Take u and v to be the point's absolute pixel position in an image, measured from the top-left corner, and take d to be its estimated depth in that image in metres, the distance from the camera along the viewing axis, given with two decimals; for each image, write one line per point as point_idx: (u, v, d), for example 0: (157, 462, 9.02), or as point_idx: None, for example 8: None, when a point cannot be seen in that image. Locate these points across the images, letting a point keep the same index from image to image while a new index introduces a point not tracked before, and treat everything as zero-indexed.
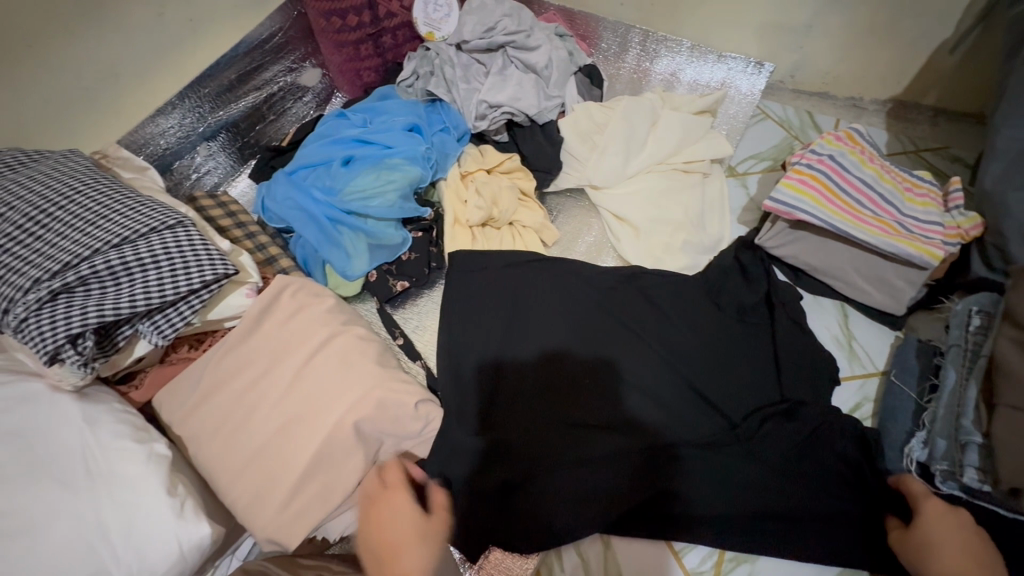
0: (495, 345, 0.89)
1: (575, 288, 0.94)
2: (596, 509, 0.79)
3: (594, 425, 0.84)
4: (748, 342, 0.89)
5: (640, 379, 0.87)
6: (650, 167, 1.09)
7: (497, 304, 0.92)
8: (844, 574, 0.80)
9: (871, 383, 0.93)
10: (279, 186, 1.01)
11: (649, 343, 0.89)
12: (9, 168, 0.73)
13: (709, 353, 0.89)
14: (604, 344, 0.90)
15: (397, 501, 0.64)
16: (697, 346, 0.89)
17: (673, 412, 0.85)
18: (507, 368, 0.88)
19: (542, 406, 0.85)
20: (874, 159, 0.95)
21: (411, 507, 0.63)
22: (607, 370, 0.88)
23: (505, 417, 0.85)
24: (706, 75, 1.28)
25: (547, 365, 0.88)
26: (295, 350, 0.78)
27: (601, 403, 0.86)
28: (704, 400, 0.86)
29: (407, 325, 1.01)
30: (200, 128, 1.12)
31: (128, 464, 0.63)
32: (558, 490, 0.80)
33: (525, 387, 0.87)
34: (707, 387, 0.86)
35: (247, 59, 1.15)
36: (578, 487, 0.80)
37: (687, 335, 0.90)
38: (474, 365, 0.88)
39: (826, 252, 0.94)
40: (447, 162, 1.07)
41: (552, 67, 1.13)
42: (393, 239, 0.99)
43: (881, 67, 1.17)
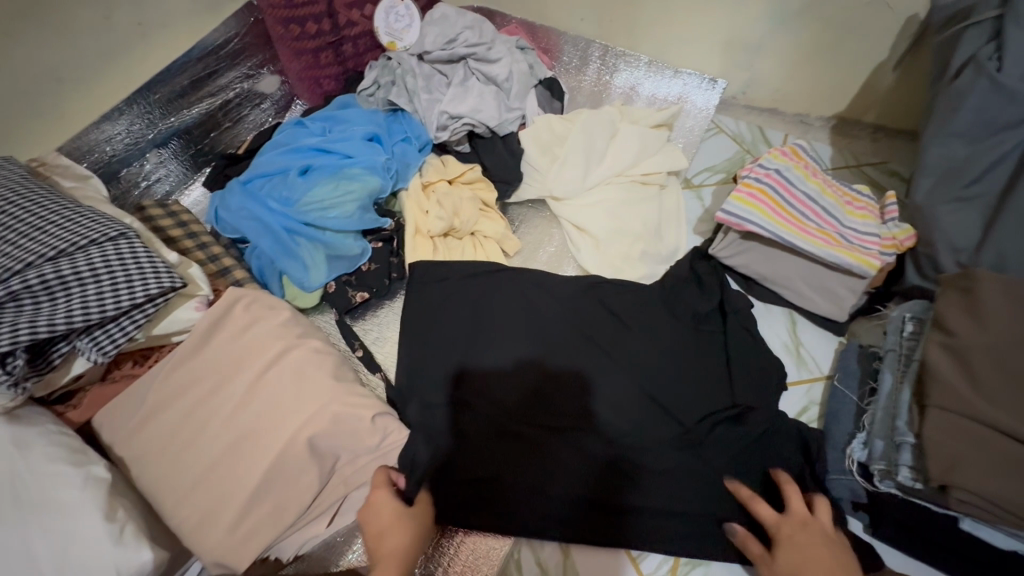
0: (458, 356, 0.89)
1: (533, 299, 0.94)
2: (547, 514, 0.81)
3: (553, 436, 0.85)
4: (704, 349, 0.92)
5: (600, 391, 0.88)
6: (609, 178, 1.11)
7: (456, 315, 0.92)
8: None
9: (817, 387, 0.97)
10: (233, 196, 0.99)
11: (608, 353, 0.91)
12: None
13: (665, 361, 0.91)
14: (564, 355, 0.90)
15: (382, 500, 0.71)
16: (654, 356, 0.91)
17: (631, 421, 0.86)
18: (471, 378, 0.88)
19: (499, 417, 0.85)
20: (818, 173, 1.00)
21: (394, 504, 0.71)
22: (566, 379, 0.89)
23: (464, 429, 0.84)
24: (664, 89, 1.32)
25: (508, 375, 0.88)
26: (247, 364, 0.77)
27: (561, 414, 0.86)
28: (664, 408, 0.87)
29: (366, 336, 1.00)
30: (150, 134, 1.08)
31: (64, 489, 0.60)
32: (518, 492, 0.82)
33: (485, 398, 0.87)
34: (666, 396, 0.88)
35: (201, 65, 1.12)
36: (535, 495, 0.82)
37: (647, 345, 0.92)
38: (434, 375, 0.88)
39: (775, 261, 0.98)
40: (408, 173, 1.07)
41: (512, 79, 1.15)
42: (351, 249, 0.98)
43: (824, 86, 1.23)
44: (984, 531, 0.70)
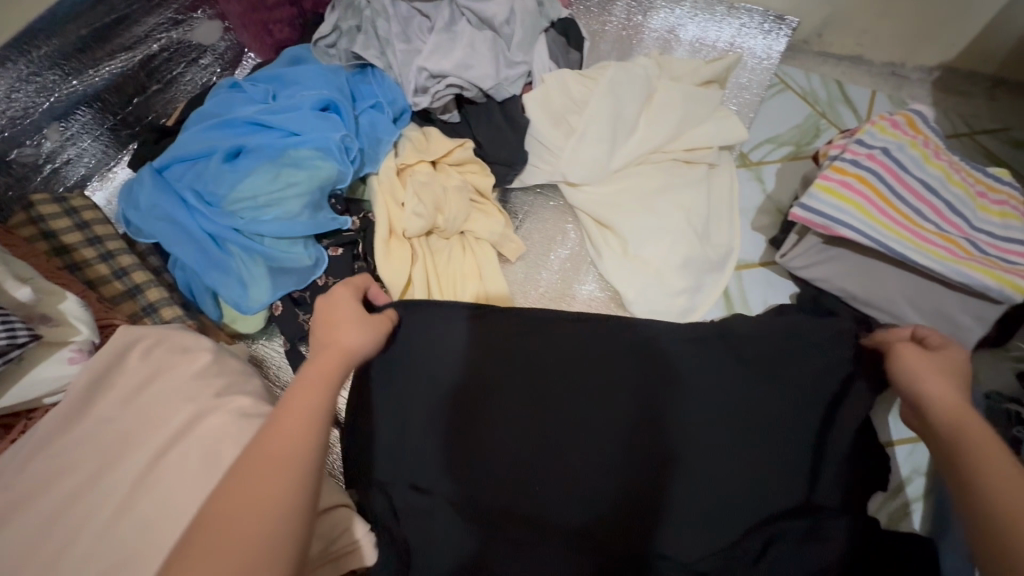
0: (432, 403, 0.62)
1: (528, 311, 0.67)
2: None
3: (530, 501, 0.60)
4: (784, 395, 0.62)
5: (603, 436, 0.62)
6: (641, 157, 0.85)
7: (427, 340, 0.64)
8: None
9: (921, 448, 0.74)
10: (143, 188, 0.75)
11: (625, 383, 0.64)
12: None
13: (717, 401, 0.62)
14: (558, 382, 0.65)
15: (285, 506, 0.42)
16: (697, 393, 0.63)
17: (649, 486, 0.60)
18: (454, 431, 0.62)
19: (459, 477, 0.60)
20: (940, 152, 0.72)
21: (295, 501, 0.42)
22: (557, 418, 0.63)
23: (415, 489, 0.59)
24: (713, 33, 1.01)
25: (481, 418, 0.62)
26: (147, 436, 0.56)
27: (545, 470, 0.61)
28: (701, 466, 0.60)
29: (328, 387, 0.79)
30: (46, 104, 0.84)
31: None
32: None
33: (450, 454, 0.61)
34: (704, 447, 0.61)
35: (104, 8, 0.84)
36: None
37: (685, 376, 0.64)
38: (384, 423, 0.62)
39: (874, 278, 0.71)
40: (377, 152, 0.81)
41: (514, 22, 0.86)
42: (300, 261, 0.74)
43: (934, 24, 0.92)
44: None
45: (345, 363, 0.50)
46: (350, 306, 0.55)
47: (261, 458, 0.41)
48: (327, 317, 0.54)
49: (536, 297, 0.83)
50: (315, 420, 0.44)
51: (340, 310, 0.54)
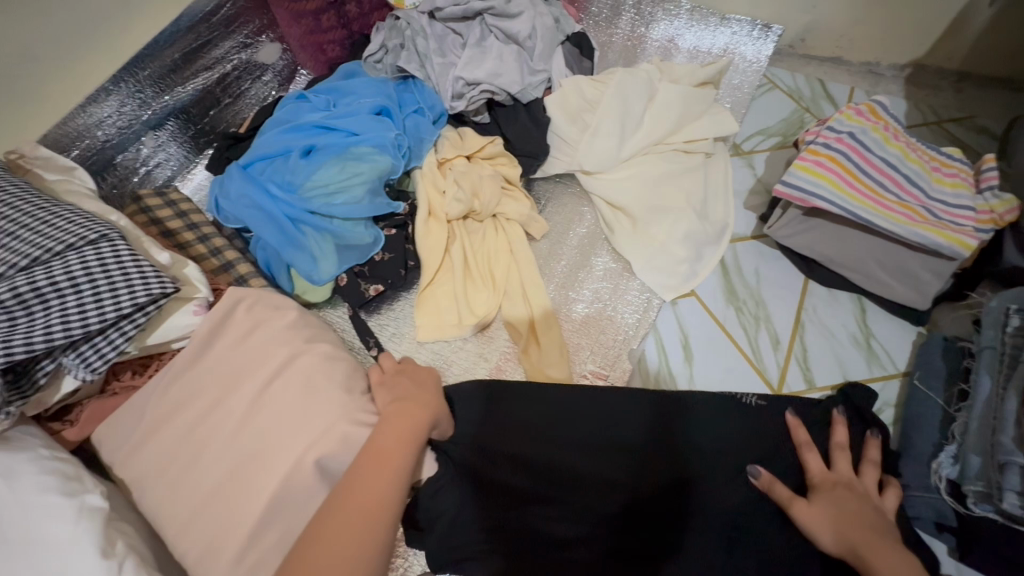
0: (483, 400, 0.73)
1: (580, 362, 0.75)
2: None
3: (554, 501, 0.66)
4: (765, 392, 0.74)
5: (613, 455, 0.69)
6: (647, 148, 0.98)
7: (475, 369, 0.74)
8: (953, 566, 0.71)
9: (892, 386, 0.83)
10: (232, 182, 0.90)
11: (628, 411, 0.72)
12: None
13: (717, 426, 0.71)
14: (570, 407, 0.72)
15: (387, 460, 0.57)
16: (703, 422, 0.71)
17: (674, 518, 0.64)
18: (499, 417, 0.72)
19: (480, 487, 0.67)
20: (899, 135, 0.85)
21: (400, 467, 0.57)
22: (568, 438, 0.70)
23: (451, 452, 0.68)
24: (708, 41, 1.16)
25: (510, 433, 0.71)
26: (254, 371, 0.70)
27: (564, 478, 0.67)
28: (714, 484, 0.67)
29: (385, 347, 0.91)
30: (144, 115, 0.99)
31: (54, 524, 0.54)
32: None
33: (474, 462, 0.68)
34: (719, 467, 0.68)
35: (192, 35, 1.00)
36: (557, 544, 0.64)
37: (696, 411, 0.72)
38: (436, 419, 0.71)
39: (845, 242, 0.84)
40: (422, 149, 0.96)
41: (536, 36, 1.00)
42: (362, 238, 0.89)
43: (902, 27, 1.05)
44: None
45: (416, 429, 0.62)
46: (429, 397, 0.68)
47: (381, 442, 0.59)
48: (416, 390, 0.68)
49: (558, 270, 0.95)
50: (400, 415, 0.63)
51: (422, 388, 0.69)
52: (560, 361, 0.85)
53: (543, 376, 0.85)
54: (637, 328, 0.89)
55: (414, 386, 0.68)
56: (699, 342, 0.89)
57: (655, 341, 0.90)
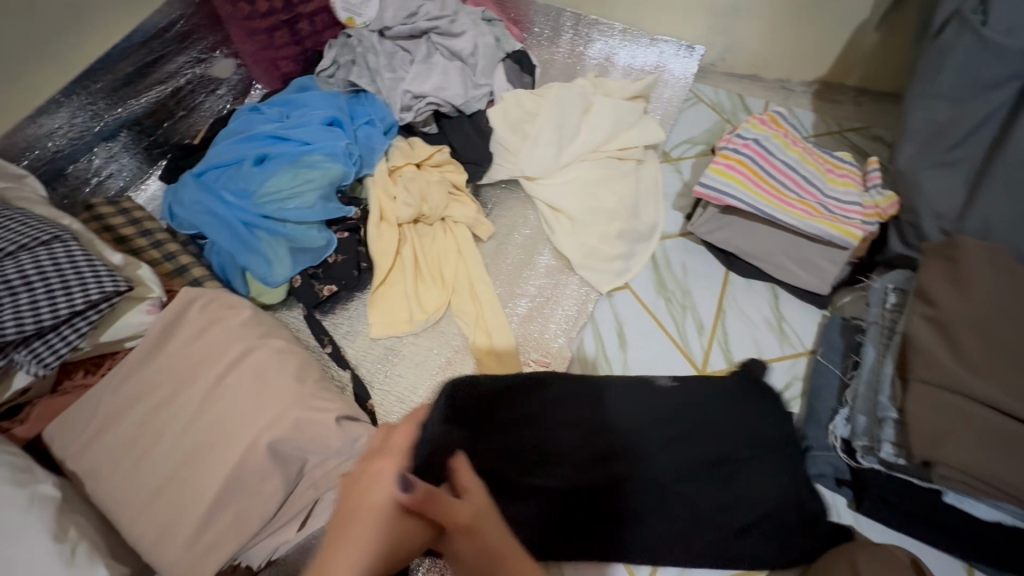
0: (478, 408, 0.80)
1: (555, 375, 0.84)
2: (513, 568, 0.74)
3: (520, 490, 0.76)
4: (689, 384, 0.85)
5: (568, 448, 0.79)
6: (584, 155, 1.07)
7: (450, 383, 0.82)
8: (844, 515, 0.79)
9: (801, 362, 0.93)
10: (186, 189, 0.94)
11: (580, 406, 0.82)
12: None
13: (660, 415, 0.82)
14: (533, 405, 0.81)
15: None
16: (645, 409, 0.82)
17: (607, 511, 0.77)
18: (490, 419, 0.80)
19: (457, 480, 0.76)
20: (797, 141, 0.97)
21: None
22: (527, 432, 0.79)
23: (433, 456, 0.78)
24: (640, 59, 1.27)
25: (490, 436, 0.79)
26: (207, 366, 0.72)
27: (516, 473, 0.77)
28: (650, 466, 0.78)
29: (340, 345, 0.95)
30: (96, 127, 1.01)
31: (6, 511, 0.56)
32: None
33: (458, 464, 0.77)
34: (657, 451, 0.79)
35: (146, 49, 1.05)
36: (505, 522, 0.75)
37: (640, 403, 0.83)
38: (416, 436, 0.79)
39: (755, 236, 0.94)
40: (373, 157, 1.01)
41: (478, 54, 1.09)
42: (315, 241, 0.93)
43: (806, 49, 1.18)
44: (969, 504, 0.68)
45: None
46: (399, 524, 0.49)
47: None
48: (349, 544, 0.47)
49: (504, 268, 1.02)
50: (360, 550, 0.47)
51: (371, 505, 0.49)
52: (507, 352, 0.92)
53: (491, 365, 0.91)
54: (576, 319, 0.97)
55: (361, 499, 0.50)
56: (633, 330, 0.97)
57: (593, 331, 0.97)
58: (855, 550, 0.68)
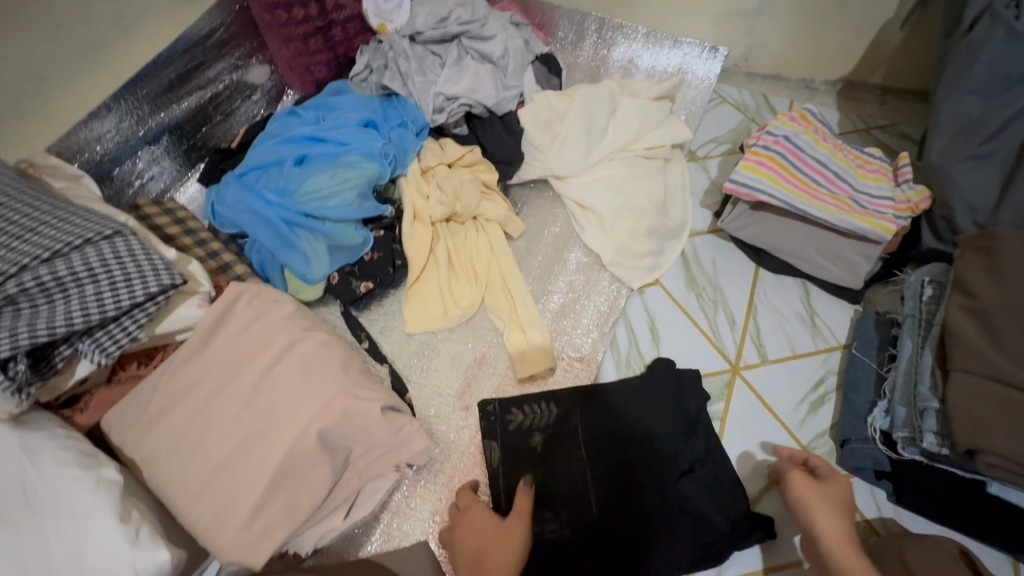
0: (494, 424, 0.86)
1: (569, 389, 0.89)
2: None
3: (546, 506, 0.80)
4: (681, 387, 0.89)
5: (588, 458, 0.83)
6: (612, 155, 1.08)
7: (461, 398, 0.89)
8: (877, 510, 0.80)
9: (834, 357, 0.93)
10: (229, 189, 0.97)
11: (602, 432, 0.85)
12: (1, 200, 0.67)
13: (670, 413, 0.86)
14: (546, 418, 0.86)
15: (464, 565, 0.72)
16: (658, 425, 0.85)
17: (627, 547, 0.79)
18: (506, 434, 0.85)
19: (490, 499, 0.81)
20: (827, 138, 0.97)
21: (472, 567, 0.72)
22: (552, 463, 0.83)
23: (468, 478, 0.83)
24: (663, 61, 1.29)
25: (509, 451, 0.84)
26: (255, 357, 0.74)
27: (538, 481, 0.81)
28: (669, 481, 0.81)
29: (377, 341, 0.97)
30: (140, 131, 1.05)
31: (76, 492, 0.59)
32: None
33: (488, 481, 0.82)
34: (682, 478, 0.82)
35: (187, 57, 1.07)
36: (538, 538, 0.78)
37: (658, 430, 0.84)
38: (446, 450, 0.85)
39: (785, 231, 0.95)
40: (406, 158, 1.04)
41: (508, 56, 1.11)
42: (353, 239, 0.96)
43: (830, 49, 1.19)
44: (1014, 495, 0.67)
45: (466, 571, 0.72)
46: (494, 530, 0.74)
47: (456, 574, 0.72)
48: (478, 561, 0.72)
49: (535, 265, 1.04)
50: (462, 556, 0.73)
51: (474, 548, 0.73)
52: (542, 347, 0.93)
53: (525, 358, 0.92)
54: (608, 314, 0.98)
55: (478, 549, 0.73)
56: (663, 325, 0.98)
57: (625, 327, 0.98)
58: (902, 543, 0.68)
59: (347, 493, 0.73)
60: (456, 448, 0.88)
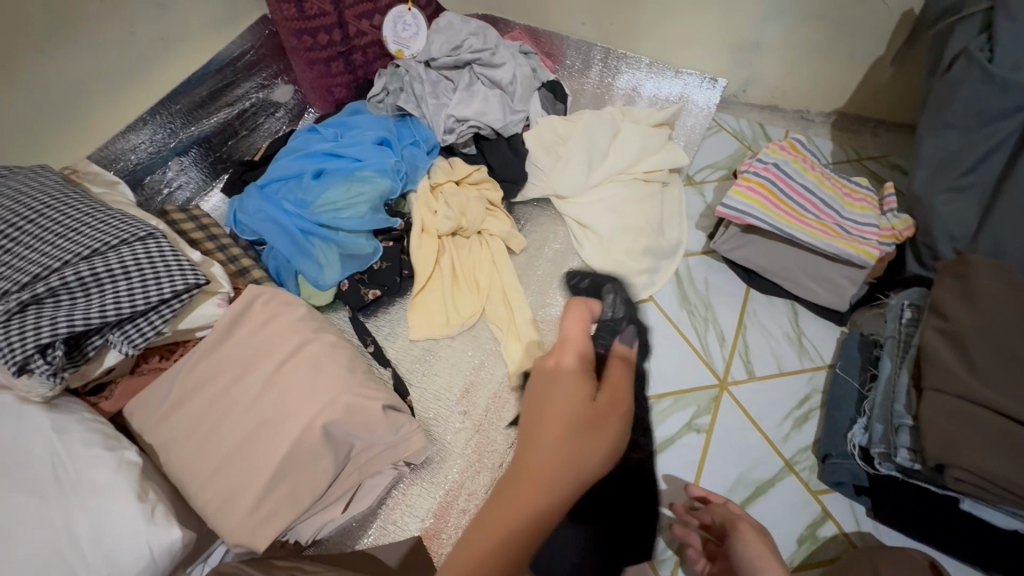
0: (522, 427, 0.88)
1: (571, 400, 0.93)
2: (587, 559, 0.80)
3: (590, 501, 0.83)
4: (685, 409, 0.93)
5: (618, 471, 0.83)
6: (612, 177, 1.14)
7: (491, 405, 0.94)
8: (858, 524, 0.83)
9: (819, 376, 0.96)
10: (250, 199, 1.04)
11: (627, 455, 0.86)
12: (48, 203, 0.74)
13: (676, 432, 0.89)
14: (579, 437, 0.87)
15: (561, 386, 0.59)
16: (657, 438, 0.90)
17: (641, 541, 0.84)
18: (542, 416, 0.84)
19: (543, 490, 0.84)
20: (816, 167, 1.03)
21: (573, 400, 0.57)
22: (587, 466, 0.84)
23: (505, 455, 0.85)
24: (665, 89, 1.36)
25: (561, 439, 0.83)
26: (268, 355, 0.79)
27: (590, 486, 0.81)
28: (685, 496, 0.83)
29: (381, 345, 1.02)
30: (172, 143, 1.12)
31: (99, 470, 0.64)
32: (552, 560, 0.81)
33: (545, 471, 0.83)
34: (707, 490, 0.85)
35: (219, 76, 1.16)
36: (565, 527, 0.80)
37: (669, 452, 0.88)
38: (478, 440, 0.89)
39: (775, 254, 0.99)
40: (417, 175, 1.10)
41: (516, 83, 1.19)
42: (363, 248, 1.02)
43: (824, 83, 1.25)
44: (985, 511, 0.71)
45: (551, 497, 0.51)
46: (572, 412, 0.56)
47: (536, 470, 0.52)
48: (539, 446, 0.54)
49: (535, 280, 1.09)
50: (562, 462, 0.53)
51: (559, 410, 0.57)
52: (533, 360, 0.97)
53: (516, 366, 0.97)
54: None
55: (545, 405, 0.58)
56: (656, 340, 1.02)
57: None
58: (876, 553, 0.70)
59: (347, 486, 0.78)
60: (453, 449, 0.92)
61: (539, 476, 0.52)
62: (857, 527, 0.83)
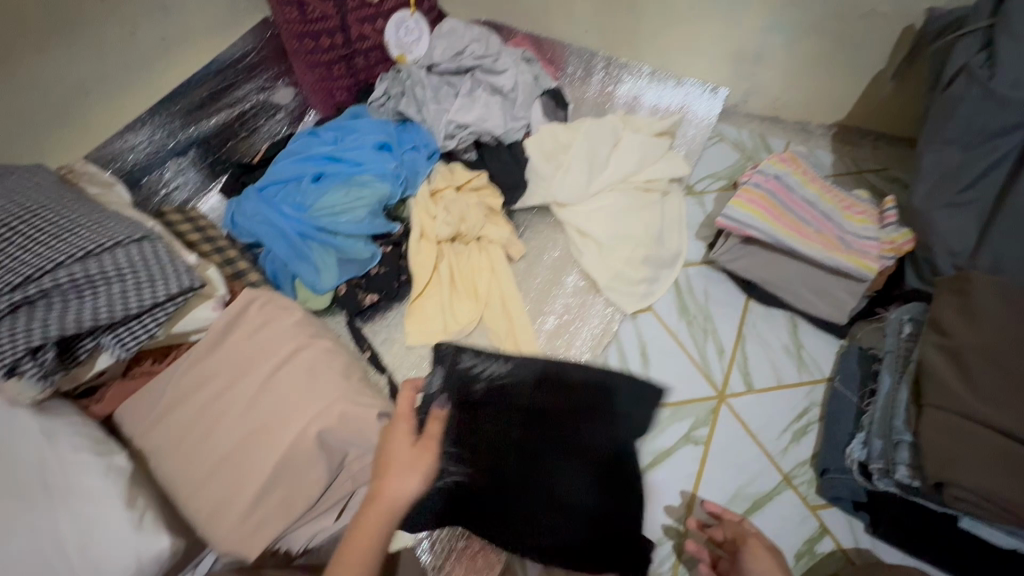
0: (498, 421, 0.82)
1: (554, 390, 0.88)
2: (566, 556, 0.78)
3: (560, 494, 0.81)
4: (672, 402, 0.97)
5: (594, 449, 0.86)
6: (612, 185, 1.13)
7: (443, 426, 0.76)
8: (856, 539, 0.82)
9: (818, 389, 0.96)
10: (248, 202, 1.03)
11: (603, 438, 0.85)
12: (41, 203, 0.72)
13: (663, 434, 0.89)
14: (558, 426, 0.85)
15: (398, 434, 0.67)
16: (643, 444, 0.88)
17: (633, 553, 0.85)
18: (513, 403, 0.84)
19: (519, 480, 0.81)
20: (816, 179, 1.02)
21: (406, 440, 0.66)
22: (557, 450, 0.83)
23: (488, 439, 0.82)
24: (667, 99, 1.36)
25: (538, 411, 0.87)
26: (262, 360, 0.78)
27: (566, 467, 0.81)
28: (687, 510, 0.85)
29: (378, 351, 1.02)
30: (170, 144, 1.10)
31: (88, 476, 0.63)
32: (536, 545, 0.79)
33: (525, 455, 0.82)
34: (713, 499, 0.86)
35: (219, 78, 1.16)
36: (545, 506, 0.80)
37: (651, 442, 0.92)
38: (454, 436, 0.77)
39: (775, 266, 0.99)
40: (416, 180, 1.10)
41: (518, 89, 1.18)
42: (361, 253, 1.01)
43: (825, 95, 1.25)
44: (986, 531, 0.70)
45: (394, 514, 0.62)
46: (401, 459, 0.65)
47: (366, 522, 0.60)
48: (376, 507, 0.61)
49: (533, 287, 1.09)
50: (390, 508, 0.61)
51: (399, 458, 0.65)
52: None
53: None
54: (601, 337, 1.02)
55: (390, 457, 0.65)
56: (655, 351, 1.01)
57: (617, 350, 1.02)
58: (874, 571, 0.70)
59: (340, 496, 0.77)
60: None
61: (385, 499, 0.62)
62: (856, 543, 0.82)
